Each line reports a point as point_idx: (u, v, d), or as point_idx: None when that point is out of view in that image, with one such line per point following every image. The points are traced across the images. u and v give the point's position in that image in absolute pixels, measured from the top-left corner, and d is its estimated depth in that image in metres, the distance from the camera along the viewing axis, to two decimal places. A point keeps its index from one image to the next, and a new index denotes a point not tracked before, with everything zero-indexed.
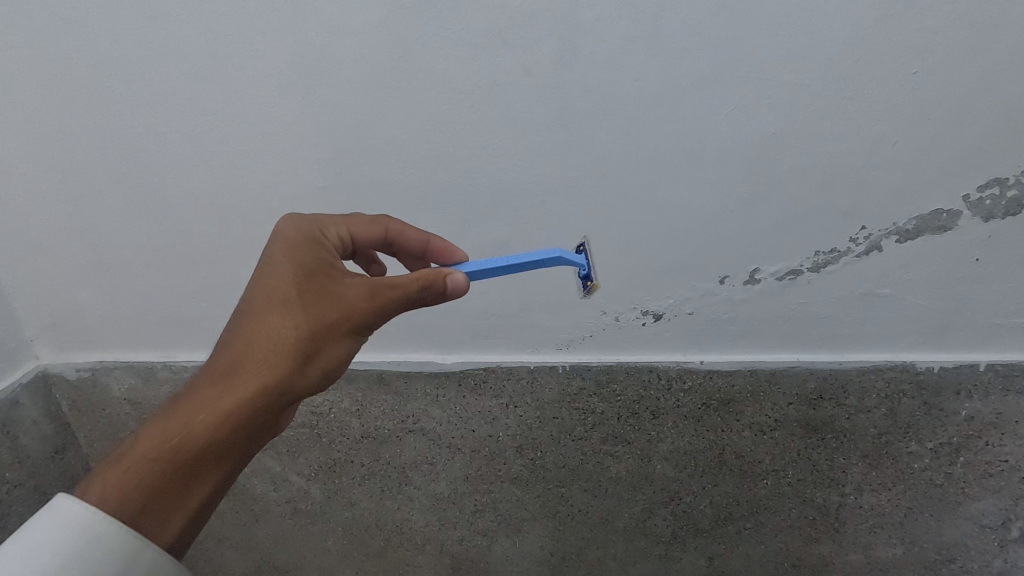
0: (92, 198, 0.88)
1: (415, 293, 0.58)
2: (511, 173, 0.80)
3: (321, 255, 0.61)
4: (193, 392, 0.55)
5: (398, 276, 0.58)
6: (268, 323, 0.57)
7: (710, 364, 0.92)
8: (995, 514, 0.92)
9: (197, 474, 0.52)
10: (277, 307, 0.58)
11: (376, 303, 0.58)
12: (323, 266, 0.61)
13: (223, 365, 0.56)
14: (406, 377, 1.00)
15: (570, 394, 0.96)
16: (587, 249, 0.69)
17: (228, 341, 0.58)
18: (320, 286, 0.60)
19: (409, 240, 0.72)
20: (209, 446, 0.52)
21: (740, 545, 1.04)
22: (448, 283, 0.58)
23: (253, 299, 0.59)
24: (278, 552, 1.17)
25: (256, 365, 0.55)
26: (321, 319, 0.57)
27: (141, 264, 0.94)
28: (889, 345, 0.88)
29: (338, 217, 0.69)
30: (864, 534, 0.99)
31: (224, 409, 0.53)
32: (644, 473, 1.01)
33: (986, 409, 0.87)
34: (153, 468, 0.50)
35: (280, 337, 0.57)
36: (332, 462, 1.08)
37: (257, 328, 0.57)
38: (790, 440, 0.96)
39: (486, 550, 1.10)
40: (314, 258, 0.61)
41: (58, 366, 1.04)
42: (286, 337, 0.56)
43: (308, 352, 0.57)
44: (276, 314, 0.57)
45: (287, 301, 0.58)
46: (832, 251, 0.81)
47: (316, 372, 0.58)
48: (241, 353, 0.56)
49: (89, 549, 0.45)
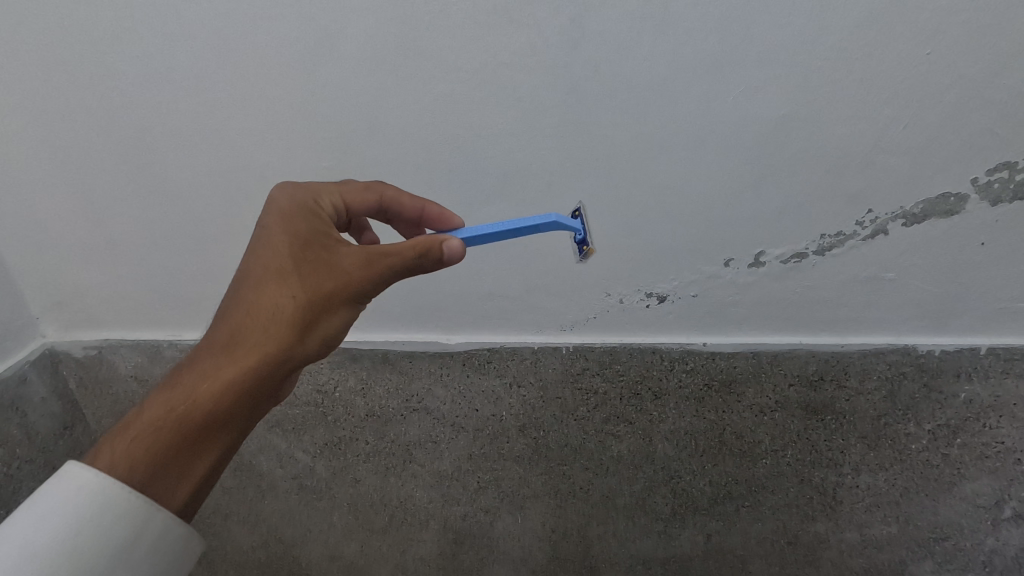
0: (97, 177, 0.88)
1: (412, 260, 0.58)
2: (517, 153, 0.79)
3: (316, 224, 0.61)
4: (194, 363, 0.55)
5: (394, 244, 0.58)
6: (266, 292, 0.57)
7: (713, 346, 0.93)
8: (989, 495, 0.94)
9: (203, 442, 0.52)
10: (275, 277, 0.57)
11: (373, 271, 0.58)
12: (320, 234, 0.61)
13: (222, 335, 0.56)
14: (411, 357, 1.01)
15: (574, 375, 0.97)
16: (581, 215, 0.69)
17: (227, 311, 0.58)
18: (316, 256, 0.59)
19: (404, 206, 0.72)
20: (212, 416, 0.52)
21: (738, 522, 1.06)
22: (445, 250, 0.58)
23: (250, 269, 0.59)
24: (283, 528, 1.17)
25: (255, 334, 0.55)
26: (320, 288, 0.57)
27: (146, 242, 0.93)
28: (891, 328, 0.89)
29: (331, 185, 0.69)
30: (860, 512, 1.01)
31: (228, 378, 0.53)
32: (646, 453, 1.02)
33: (985, 392, 0.89)
34: (158, 436, 0.51)
35: (277, 305, 0.56)
36: (335, 440, 1.09)
37: (256, 298, 0.57)
38: (790, 421, 0.97)
39: (489, 527, 1.11)
40: (311, 230, 0.61)
41: (65, 344, 1.04)
42: (286, 309, 0.56)
43: (309, 321, 0.57)
44: (274, 284, 0.57)
45: (285, 271, 0.58)
46: (838, 234, 0.81)
47: (317, 340, 0.58)
48: (240, 322, 0.56)
49: (98, 518, 0.47)
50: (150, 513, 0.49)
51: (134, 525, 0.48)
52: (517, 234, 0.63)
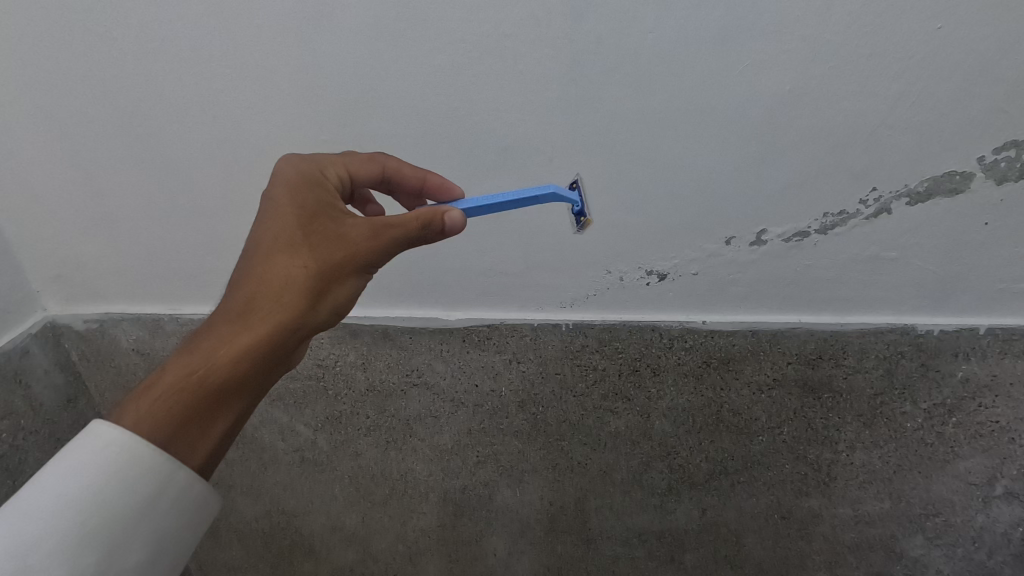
0: (96, 147, 0.86)
1: (417, 232, 0.59)
2: (519, 128, 0.78)
3: (322, 196, 0.61)
4: (207, 330, 0.54)
5: (400, 215, 0.59)
6: (275, 262, 0.57)
7: (712, 324, 0.92)
8: (982, 472, 0.97)
9: (220, 406, 0.52)
10: (284, 247, 0.58)
11: (381, 243, 0.59)
12: (326, 206, 0.61)
13: (233, 303, 0.56)
14: (410, 334, 1.00)
15: (574, 352, 0.96)
16: (580, 186, 0.70)
17: (235, 281, 0.58)
18: (324, 227, 0.59)
19: (405, 177, 0.72)
20: (229, 381, 0.52)
21: (733, 498, 1.10)
22: (446, 222, 0.59)
23: (257, 239, 0.59)
24: (285, 499, 1.21)
25: (268, 301, 0.55)
26: (330, 258, 0.57)
27: (146, 215, 0.92)
28: (892, 307, 0.88)
29: (334, 158, 0.69)
30: (854, 490, 1.04)
31: (243, 343, 0.53)
32: (643, 429, 1.04)
33: (983, 372, 0.90)
34: (175, 400, 0.50)
35: (289, 273, 0.56)
36: (336, 414, 1.09)
37: (266, 266, 0.57)
38: (787, 399, 0.98)
39: (488, 499, 1.16)
40: (317, 201, 0.61)
41: (66, 317, 1.03)
42: (298, 275, 0.56)
43: (321, 289, 0.57)
44: (285, 254, 0.57)
45: (294, 241, 0.58)
46: (841, 213, 0.80)
47: (328, 308, 0.58)
48: (251, 291, 0.56)
49: (127, 475, 0.47)
50: (173, 471, 0.49)
51: (160, 479, 0.48)
52: (519, 204, 0.63)
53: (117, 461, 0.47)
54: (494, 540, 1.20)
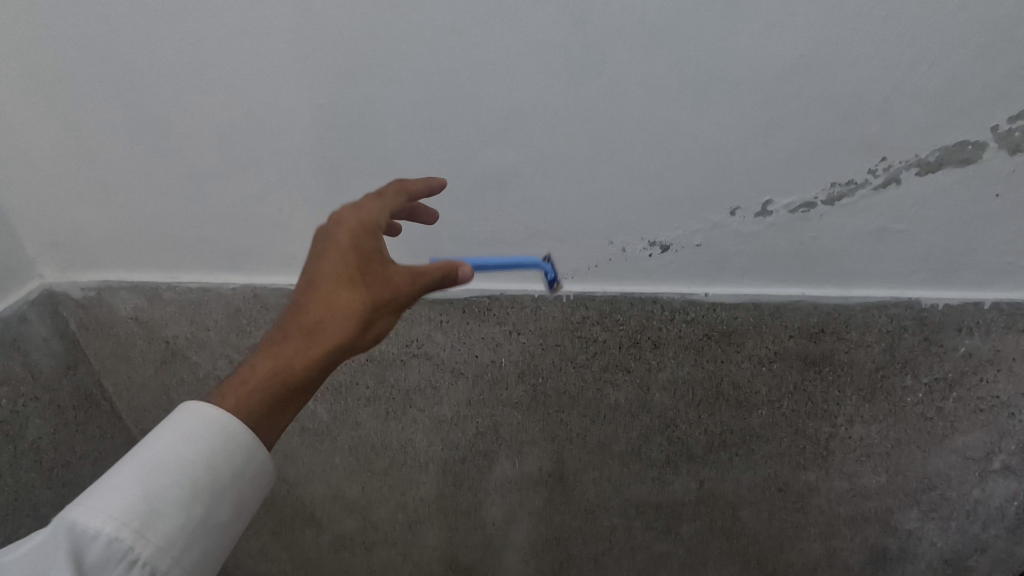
0: (89, 108, 0.84)
1: (438, 280, 0.69)
2: (522, 93, 0.76)
3: (374, 240, 0.67)
4: (268, 356, 0.62)
5: (426, 266, 0.69)
6: (329, 302, 0.64)
7: (714, 297, 0.91)
8: (981, 449, 1.04)
9: (277, 419, 0.61)
10: (337, 288, 0.64)
11: (415, 289, 0.67)
12: (376, 251, 0.67)
13: (292, 337, 0.63)
14: (410, 304, 0.97)
15: (574, 324, 0.95)
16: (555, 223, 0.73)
17: (291, 313, 0.65)
18: (372, 272, 0.65)
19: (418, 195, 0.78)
20: (286, 402, 0.61)
21: (731, 471, 1.13)
22: (457, 275, 0.70)
23: (312, 278, 0.65)
24: (286, 468, 1.23)
25: (321, 339, 0.62)
26: (375, 303, 0.65)
27: (141, 181, 0.89)
28: (898, 280, 0.87)
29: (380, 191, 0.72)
30: (851, 463, 1.09)
31: (299, 371, 0.62)
32: (643, 401, 1.04)
33: (986, 348, 0.91)
34: (243, 414, 0.59)
35: (339, 315, 0.63)
36: (335, 384, 1.09)
37: (319, 305, 0.63)
38: (788, 372, 0.97)
39: (488, 469, 1.18)
40: (369, 245, 0.66)
41: (62, 285, 1.00)
42: (354, 307, 0.64)
43: (370, 320, 0.65)
44: (336, 296, 0.64)
45: (345, 284, 0.64)
46: (850, 183, 0.79)
47: (367, 343, 0.66)
48: (306, 327, 0.63)
49: (216, 449, 0.57)
50: (243, 470, 0.59)
51: (234, 473, 0.58)
52: None
53: (211, 437, 0.57)
54: (492, 511, 1.26)
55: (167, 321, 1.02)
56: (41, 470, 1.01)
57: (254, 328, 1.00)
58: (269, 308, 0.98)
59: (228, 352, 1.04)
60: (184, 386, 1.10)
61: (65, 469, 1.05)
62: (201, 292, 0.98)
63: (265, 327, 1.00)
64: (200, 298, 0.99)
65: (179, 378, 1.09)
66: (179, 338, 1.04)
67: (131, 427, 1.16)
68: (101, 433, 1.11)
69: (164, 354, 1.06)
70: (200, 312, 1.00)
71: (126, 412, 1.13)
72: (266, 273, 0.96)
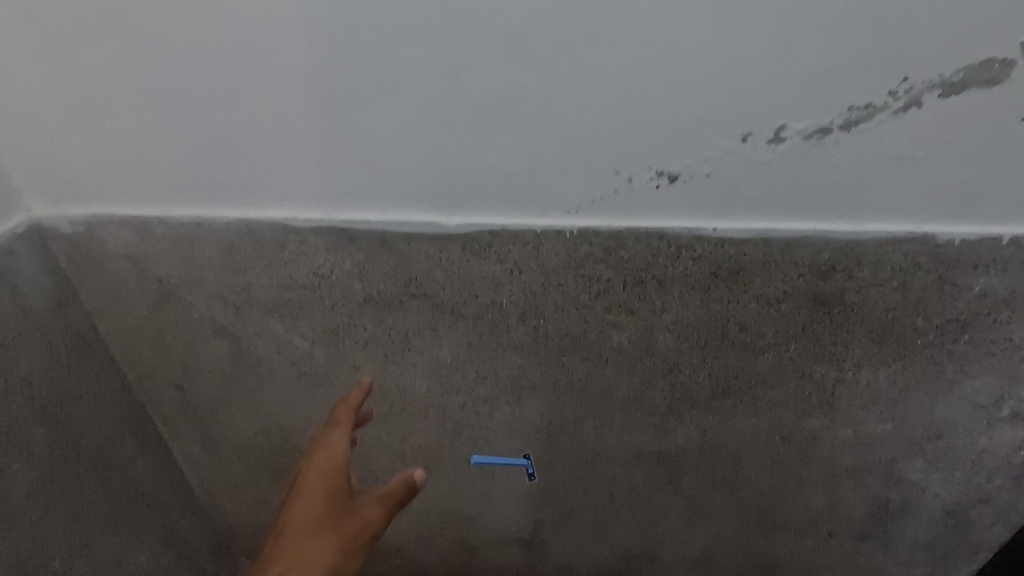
0: (71, 26, 0.79)
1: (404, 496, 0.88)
2: (526, 7, 0.71)
3: (339, 485, 0.91)
4: None
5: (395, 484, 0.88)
6: (306, 546, 0.86)
7: (722, 232, 0.87)
8: (990, 395, 1.02)
9: None
10: (312, 531, 0.87)
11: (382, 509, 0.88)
12: (341, 493, 0.91)
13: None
14: (408, 240, 0.93)
15: (577, 261, 0.93)
16: None
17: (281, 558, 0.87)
18: (342, 510, 0.89)
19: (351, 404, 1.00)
20: None
21: (734, 418, 1.11)
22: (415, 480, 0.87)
23: (297, 524, 0.88)
24: (283, 416, 1.21)
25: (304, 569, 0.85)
26: (347, 536, 0.87)
27: (128, 107, 0.86)
28: (914, 213, 0.84)
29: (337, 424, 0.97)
30: (857, 411, 1.07)
31: None
32: (647, 344, 1.02)
33: (1002, 286, 0.88)
34: None
35: (316, 555, 0.85)
36: (333, 326, 1.05)
37: (300, 551, 0.86)
38: (796, 313, 0.95)
39: (488, 416, 1.17)
40: (337, 486, 0.91)
41: (52, 219, 0.97)
42: (326, 556, 0.85)
43: (339, 559, 0.85)
44: (312, 538, 0.87)
45: (320, 526, 0.88)
46: (868, 106, 0.75)
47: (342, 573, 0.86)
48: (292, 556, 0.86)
49: None
50: None
51: None
52: None
53: None
54: (492, 461, 1.25)
55: (159, 258, 1.00)
56: (34, 408, 0.98)
57: (248, 268, 0.99)
58: (263, 245, 0.96)
59: (222, 292, 1.03)
60: (178, 327, 1.09)
61: (61, 408, 1.03)
62: (194, 226, 0.95)
63: (259, 265, 0.99)
64: (193, 234, 0.96)
65: (174, 319, 1.08)
66: (172, 276, 1.02)
67: (125, 368, 1.16)
68: (98, 374, 1.10)
69: (158, 294, 1.04)
70: (194, 248, 0.98)
71: (120, 353, 1.13)
72: (258, 206, 0.93)
